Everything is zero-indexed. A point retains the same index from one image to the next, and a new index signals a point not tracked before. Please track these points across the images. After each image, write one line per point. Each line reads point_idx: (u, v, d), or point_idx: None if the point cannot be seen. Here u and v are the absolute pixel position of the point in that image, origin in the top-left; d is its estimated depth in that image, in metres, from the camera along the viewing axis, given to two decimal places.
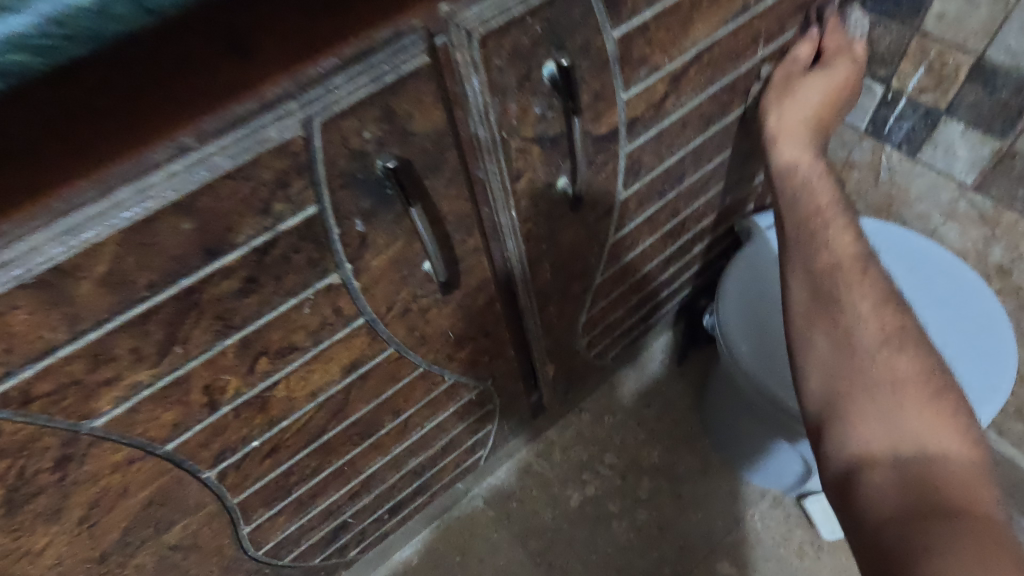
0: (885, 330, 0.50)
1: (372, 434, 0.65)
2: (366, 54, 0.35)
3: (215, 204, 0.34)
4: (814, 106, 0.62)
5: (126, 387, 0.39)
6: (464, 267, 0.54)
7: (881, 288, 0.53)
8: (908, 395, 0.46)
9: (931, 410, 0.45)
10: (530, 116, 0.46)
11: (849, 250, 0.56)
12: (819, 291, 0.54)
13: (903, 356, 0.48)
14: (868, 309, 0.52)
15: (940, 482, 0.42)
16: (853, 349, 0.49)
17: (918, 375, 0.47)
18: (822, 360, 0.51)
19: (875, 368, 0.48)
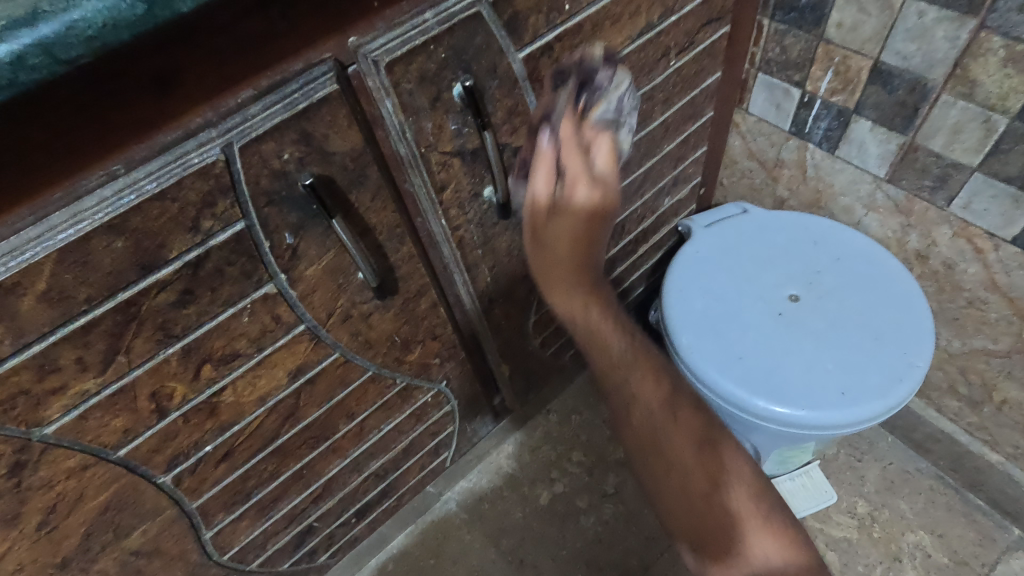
0: (714, 467, 0.50)
1: (327, 438, 0.68)
2: (279, 84, 0.39)
3: (145, 224, 0.38)
4: (574, 243, 0.54)
5: (74, 396, 0.42)
6: (400, 274, 0.58)
7: (701, 421, 0.53)
8: (745, 514, 0.49)
9: (764, 527, 0.48)
10: (447, 132, 0.51)
11: (659, 394, 0.53)
12: (647, 457, 0.51)
13: (738, 484, 0.50)
14: (693, 452, 0.50)
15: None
16: (689, 494, 0.49)
17: (746, 478, 0.51)
18: (671, 508, 0.50)
19: (715, 504, 0.49)
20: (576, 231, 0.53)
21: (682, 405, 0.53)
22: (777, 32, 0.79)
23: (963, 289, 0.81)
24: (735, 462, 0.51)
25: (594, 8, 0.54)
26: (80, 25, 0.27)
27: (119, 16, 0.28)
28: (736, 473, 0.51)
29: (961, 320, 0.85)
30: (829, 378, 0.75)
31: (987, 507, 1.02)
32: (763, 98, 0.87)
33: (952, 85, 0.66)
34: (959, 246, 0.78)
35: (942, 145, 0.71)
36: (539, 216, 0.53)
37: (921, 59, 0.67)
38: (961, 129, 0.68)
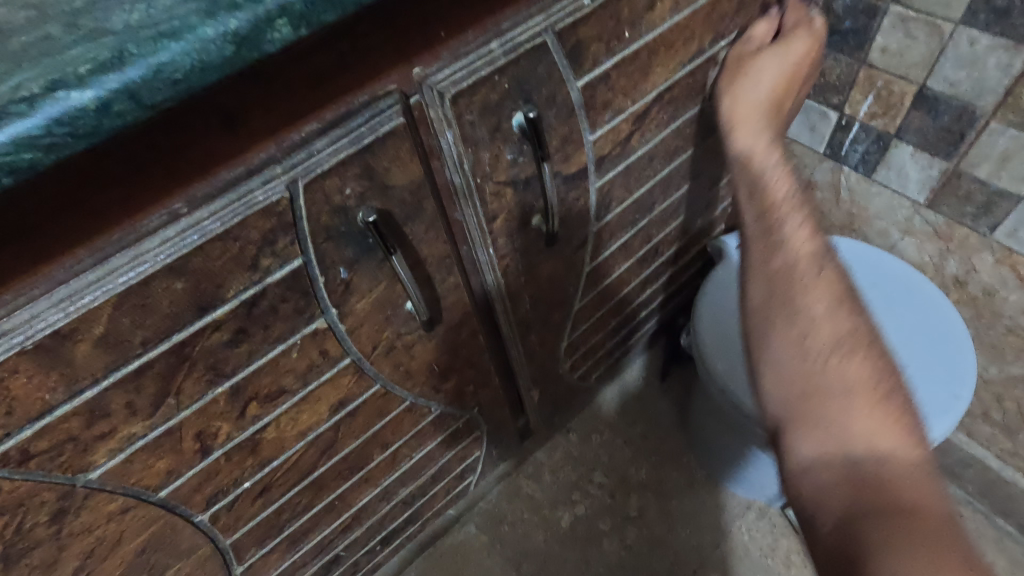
0: (843, 336, 0.45)
1: (361, 468, 0.66)
2: (345, 117, 0.38)
3: (205, 265, 0.36)
4: (772, 82, 0.58)
5: (122, 440, 0.40)
6: (445, 304, 0.57)
7: (837, 284, 0.48)
8: (855, 390, 0.43)
9: (874, 398, 0.43)
10: (502, 162, 0.49)
11: (807, 249, 0.50)
12: (762, 313, 0.48)
13: (859, 360, 0.44)
14: (822, 312, 0.46)
15: (893, 484, 0.40)
16: (806, 355, 0.45)
17: (866, 359, 0.44)
18: (775, 361, 0.47)
19: (829, 373, 0.44)
20: (778, 70, 0.59)
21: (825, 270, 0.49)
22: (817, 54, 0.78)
23: (1002, 316, 0.80)
24: (862, 332, 0.46)
25: (652, 34, 0.52)
26: (169, 68, 0.25)
27: (206, 58, 0.26)
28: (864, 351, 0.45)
29: (998, 347, 0.83)
30: None
31: (1017, 534, 1.00)
32: (797, 119, 0.86)
33: (1003, 113, 0.65)
34: (1000, 274, 0.77)
35: (988, 172, 0.70)
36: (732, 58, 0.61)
37: (971, 86, 0.66)
38: (1010, 158, 0.67)
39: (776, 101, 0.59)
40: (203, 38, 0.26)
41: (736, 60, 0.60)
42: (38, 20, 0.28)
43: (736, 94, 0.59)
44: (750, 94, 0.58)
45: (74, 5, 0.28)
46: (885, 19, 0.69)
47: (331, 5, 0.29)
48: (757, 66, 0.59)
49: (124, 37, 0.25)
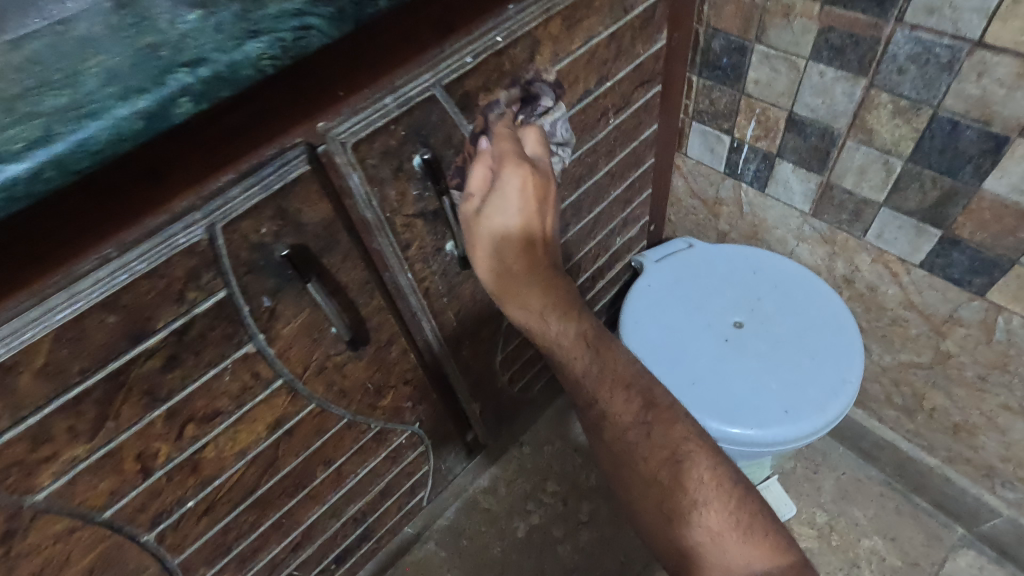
0: (692, 484, 0.53)
1: (306, 485, 0.71)
2: (256, 169, 0.44)
3: (135, 300, 0.42)
4: (520, 212, 0.55)
5: (65, 462, 0.45)
6: (371, 326, 0.63)
7: (671, 437, 0.56)
8: (719, 535, 0.51)
9: (744, 547, 0.50)
10: (409, 197, 0.56)
11: (627, 416, 0.58)
12: (646, 512, 0.56)
13: (714, 508, 0.52)
14: (669, 473, 0.54)
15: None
16: (671, 515, 0.53)
17: (722, 512, 0.52)
18: (660, 541, 0.55)
19: (695, 538, 0.52)
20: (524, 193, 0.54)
21: (658, 428, 0.57)
22: (705, 87, 0.88)
23: (885, 309, 0.90)
24: (709, 475, 0.54)
25: (536, 81, 0.60)
26: (89, 141, 0.32)
27: (123, 131, 0.33)
28: (713, 484, 0.53)
29: (887, 336, 0.93)
30: (772, 398, 0.82)
31: (932, 509, 1.09)
32: (698, 143, 0.96)
33: (854, 133, 0.75)
34: (878, 271, 0.87)
35: (852, 183, 0.80)
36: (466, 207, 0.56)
37: (827, 111, 0.76)
38: (866, 170, 0.77)
39: (528, 203, 0.54)
40: (118, 117, 0.32)
41: (472, 212, 0.56)
42: None
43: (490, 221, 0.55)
44: (507, 205, 0.54)
45: (11, 91, 0.34)
46: (753, 57, 0.79)
47: (227, 84, 0.35)
48: (496, 230, 0.56)
49: (52, 119, 0.32)
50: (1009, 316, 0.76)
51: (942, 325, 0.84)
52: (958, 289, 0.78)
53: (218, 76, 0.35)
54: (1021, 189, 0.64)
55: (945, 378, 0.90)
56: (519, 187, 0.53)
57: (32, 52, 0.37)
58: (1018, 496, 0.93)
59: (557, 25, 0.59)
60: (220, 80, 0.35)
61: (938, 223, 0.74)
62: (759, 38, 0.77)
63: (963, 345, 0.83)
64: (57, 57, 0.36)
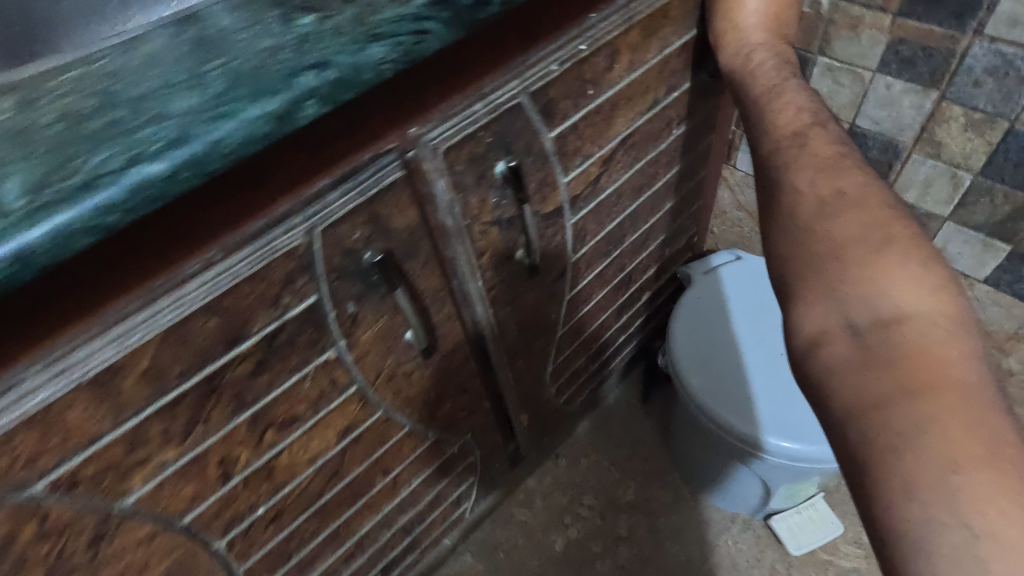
0: (823, 197, 0.43)
1: (365, 493, 0.70)
2: (352, 173, 0.44)
3: (236, 303, 0.42)
4: (768, 0, 0.58)
5: (155, 467, 0.44)
6: (440, 333, 0.62)
7: (818, 164, 0.45)
8: (861, 253, 0.39)
9: (887, 275, 0.37)
10: (488, 205, 0.56)
11: (816, 112, 0.52)
12: (767, 213, 0.46)
13: (856, 217, 0.41)
14: (803, 184, 0.44)
15: (900, 360, 0.34)
16: (795, 226, 0.42)
17: (871, 231, 0.40)
18: (786, 232, 0.43)
19: (823, 235, 0.41)
20: None
21: (815, 146, 0.47)
22: None
23: None
24: (857, 193, 0.42)
25: (610, 92, 0.60)
26: (222, 142, 0.32)
27: (252, 134, 0.33)
28: (854, 203, 0.42)
29: None
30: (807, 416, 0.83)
31: None
32: None
33: (919, 145, 0.74)
34: None
35: (915, 196, 0.79)
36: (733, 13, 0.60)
37: (892, 124, 0.75)
38: (931, 183, 0.76)
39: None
40: (249, 117, 0.33)
41: None
42: (106, 104, 0.33)
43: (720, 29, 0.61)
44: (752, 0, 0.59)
45: (134, 92, 0.34)
46: (815, 68, 0.78)
47: (349, 87, 0.36)
48: (743, 11, 0.60)
49: (186, 119, 0.31)
50: None
51: (1005, 341, 0.82)
52: None
53: (343, 79, 0.35)
54: None
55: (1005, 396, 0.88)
56: None
57: (146, 53, 0.37)
58: None
59: (636, 34, 0.59)
60: (342, 83, 0.35)
61: (1007, 237, 0.73)
62: (823, 50, 0.76)
63: None
64: (173, 57, 0.36)
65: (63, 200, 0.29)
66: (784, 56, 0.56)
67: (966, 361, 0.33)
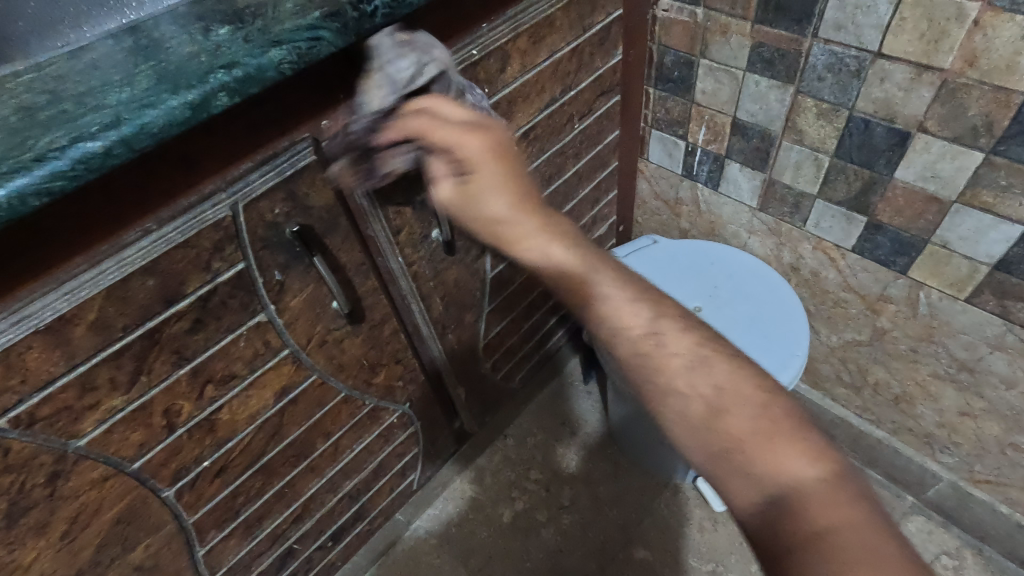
0: (707, 393, 0.49)
1: (307, 456, 0.78)
2: (271, 158, 0.53)
3: (171, 266, 0.50)
4: (501, 182, 0.58)
5: (105, 411, 0.52)
6: (367, 304, 0.71)
7: (683, 337, 0.52)
8: (724, 422, 0.48)
9: (774, 445, 0.46)
10: (400, 188, 0.65)
11: (637, 325, 0.53)
12: (662, 415, 0.51)
13: (739, 408, 0.48)
14: (680, 380, 0.50)
15: (796, 513, 0.44)
16: (694, 424, 0.49)
17: (725, 380, 0.50)
18: (684, 428, 0.50)
19: (721, 430, 0.48)
20: (497, 167, 0.57)
21: (672, 341, 0.52)
22: (660, 98, 0.99)
23: (829, 293, 1.01)
24: (728, 383, 0.50)
25: (507, 90, 0.70)
26: (144, 128, 0.40)
27: (174, 119, 0.41)
28: (738, 381, 0.50)
29: (833, 318, 1.04)
30: None
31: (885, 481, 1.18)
32: (658, 148, 1.07)
33: (788, 134, 0.86)
34: (820, 258, 0.97)
35: (790, 178, 0.90)
36: (450, 186, 0.58)
37: (763, 115, 0.87)
38: (801, 166, 0.88)
39: (500, 183, 0.58)
40: (171, 108, 0.41)
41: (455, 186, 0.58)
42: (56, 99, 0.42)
43: (472, 204, 0.58)
44: (484, 194, 0.58)
45: (79, 89, 0.42)
46: (700, 69, 0.90)
47: (255, 82, 0.44)
48: (489, 203, 0.58)
49: (119, 108, 0.40)
50: (929, 291, 0.86)
51: (876, 303, 0.94)
52: (886, 268, 0.89)
53: (249, 76, 0.44)
54: (925, 176, 0.75)
55: (884, 354, 1.00)
56: (493, 170, 0.57)
57: (89, 58, 0.46)
58: (955, 461, 1.03)
59: (525, 40, 0.69)
60: (249, 79, 0.44)
61: (863, 210, 0.85)
62: (703, 53, 0.88)
63: (895, 320, 0.94)
64: (113, 62, 0.45)
65: (15, 171, 0.36)
66: (567, 235, 0.60)
67: (848, 505, 0.44)
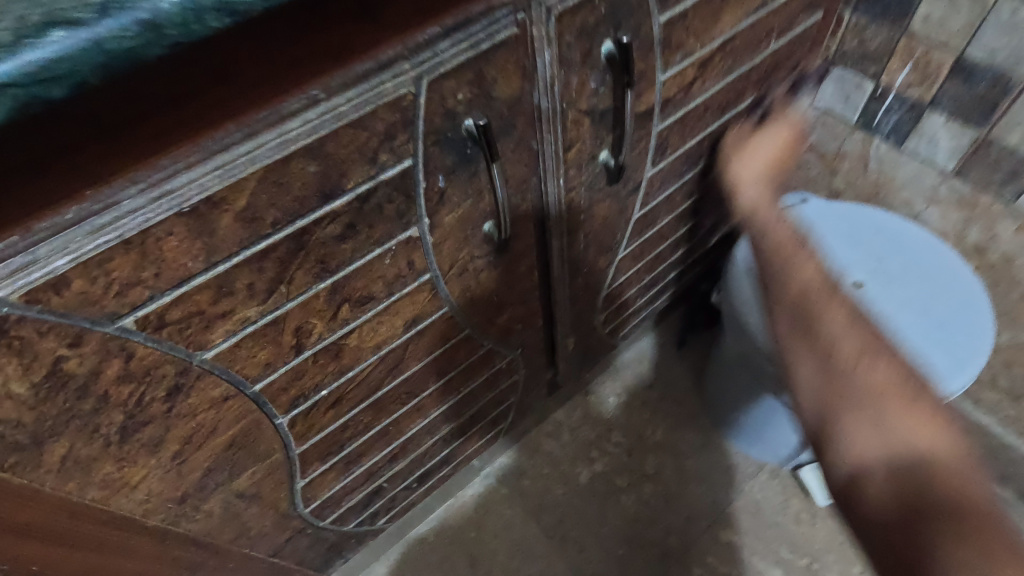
0: (877, 368, 0.51)
1: (417, 394, 0.69)
2: (464, 24, 0.40)
3: (336, 151, 0.39)
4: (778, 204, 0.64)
5: (237, 322, 0.43)
6: (516, 232, 0.59)
7: (862, 331, 0.53)
8: (888, 404, 0.49)
9: (912, 420, 0.48)
10: (586, 90, 0.52)
11: (816, 280, 0.56)
12: (797, 361, 0.55)
13: (922, 422, 0.48)
14: (854, 358, 0.52)
15: (919, 465, 0.47)
16: (879, 417, 0.49)
17: (897, 380, 0.50)
18: (842, 402, 0.51)
19: (914, 452, 0.47)
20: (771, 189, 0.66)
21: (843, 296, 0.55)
22: (858, 24, 0.82)
23: (1018, 282, 0.86)
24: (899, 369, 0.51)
25: None
26: None
27: None
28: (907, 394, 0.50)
29: (1011, 313, 0.89)
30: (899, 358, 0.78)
31: (1016, 499, 1.05)
32: (832, 89, 0.90)
33: None
34: (1021, 241, 0.82)
35: (1019, 137, 0.74)
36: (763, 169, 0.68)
37: (1010, 53, 0.69)
38: None
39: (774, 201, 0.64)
40: None
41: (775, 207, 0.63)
42: None
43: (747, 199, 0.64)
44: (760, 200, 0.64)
45: None
46: None
47: None
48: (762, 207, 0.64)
49: None
50: None
51: None
52: None
53: None
54: None
55: None
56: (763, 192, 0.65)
57: None
58: None
59: None
60: None
61: None
62: None
63: None
64: None
65: None
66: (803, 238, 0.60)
67: None
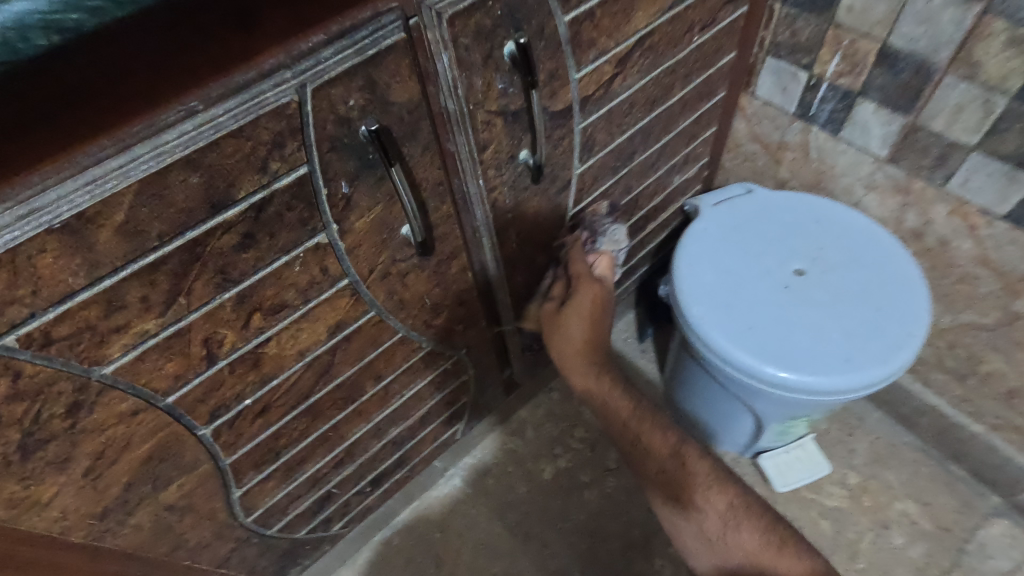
0: (705, 484, 0.67)
1: (356, 399, 0.69)
2: (351, 30, 0.40)
3: (220, 161, 0.39)
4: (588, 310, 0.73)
5: (135, 336, 0.42)
6: (439, 234, 0.59)
7: (722, 490, 0.66)
8: (766, 555, 0.61)
9: (783, 560, 0.60)
10: (494, 91, 0.53)
11: (665, 450, 0.70)
12: (664, 498, 0.70)
13: (744, 528, 0.63)
14: (698, 498, 0.66)
15: (738, 546, 0.63)
16: (728, 552, 0.64)
17: (762, 540, 0.62)
18: (694, 528, 0.67)
19: (733, 545, 0.63)
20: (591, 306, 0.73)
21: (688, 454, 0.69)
22: (787, 16, 0.83)
23: (955, 266, 0.87)
24: (737, 500, 0.65)
25: None
26: None
27: None
28: (719, 492, 0.66)
29: (951, 296, 0.91)
30: (833, 346, 0.79)
31: (970, 479, 1.06)
32: (769, 81, 0.91)
33: (955, 68, 0.70)
34: (954, 225, 0.83)
35: (944, 123, 0.75)
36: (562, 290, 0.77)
37: (928, 42, 0.71)
38: (961, 110, 0.73)
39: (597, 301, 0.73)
40: None
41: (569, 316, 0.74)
42: None
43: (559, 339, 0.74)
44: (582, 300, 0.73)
45: None
46: None
47: None
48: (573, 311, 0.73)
49: None
50: None
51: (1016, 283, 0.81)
52: None
53: None
54: None
55: (1009, 341, 0.87)
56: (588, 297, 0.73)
57: None
58: None
59: None
60: None
61: None
62: None
63: None
64: None
65: None
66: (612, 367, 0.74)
67: None
